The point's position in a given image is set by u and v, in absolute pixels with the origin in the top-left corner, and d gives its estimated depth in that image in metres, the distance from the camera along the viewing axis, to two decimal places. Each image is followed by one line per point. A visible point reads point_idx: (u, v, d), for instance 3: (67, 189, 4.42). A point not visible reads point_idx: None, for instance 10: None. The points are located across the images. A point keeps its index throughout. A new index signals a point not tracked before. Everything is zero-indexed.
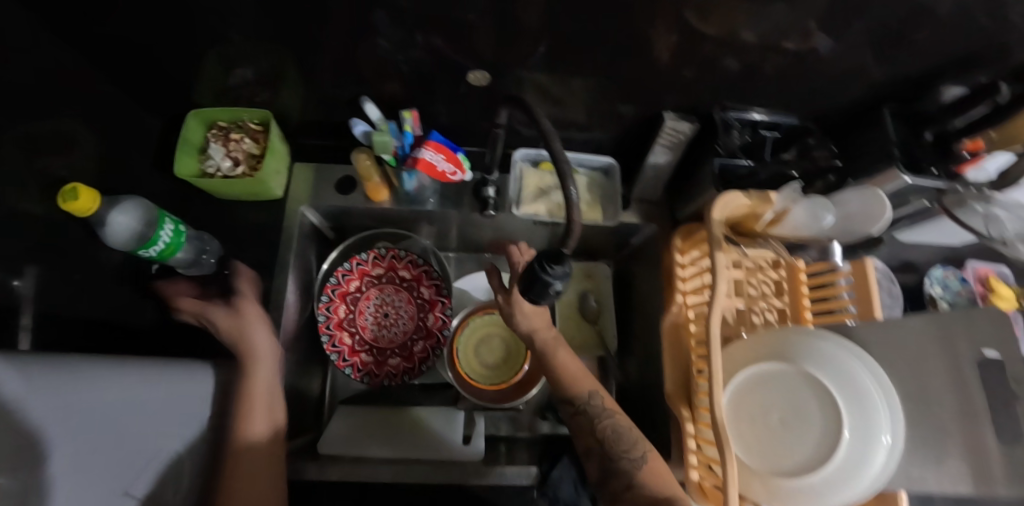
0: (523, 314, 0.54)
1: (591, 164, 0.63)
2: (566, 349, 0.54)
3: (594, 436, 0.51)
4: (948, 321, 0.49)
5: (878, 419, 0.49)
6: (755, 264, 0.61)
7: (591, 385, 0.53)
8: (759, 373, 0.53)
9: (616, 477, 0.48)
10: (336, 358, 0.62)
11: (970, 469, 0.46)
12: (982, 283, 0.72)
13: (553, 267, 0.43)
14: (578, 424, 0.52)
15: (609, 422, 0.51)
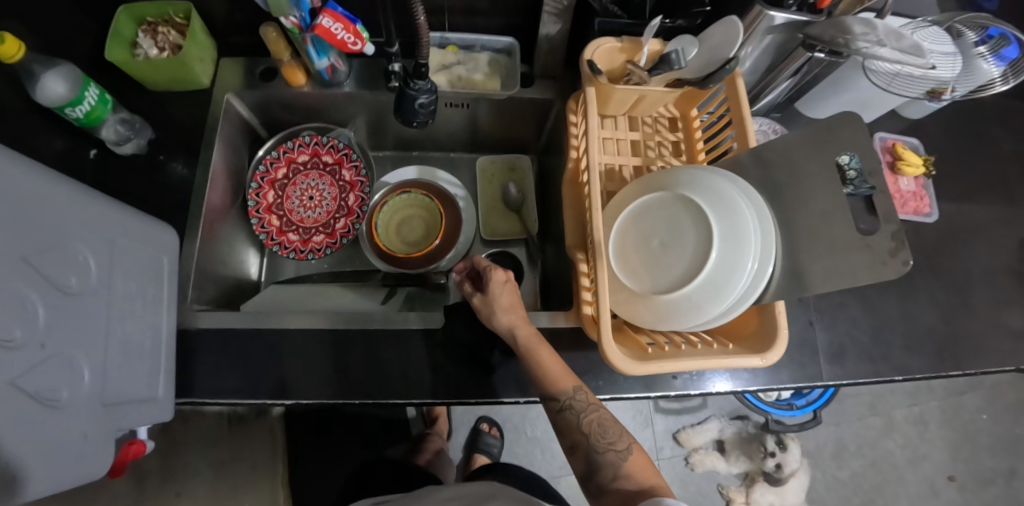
0: (499, 311, 0.52)
1: (494, 46, 0.67)
2: (548, 348, 0.51)
3: (578, 431, 0.50)
4: (819, 134, 0.50)
5: (748, 239, 0.50)
6: (652, 128, 0.65)
7: (574, 380, 0.51)
8: (643, 206, 0.56)
9: (602, 472, 0.49)
10: (264, 238, 0.68)
11: (835, 266, 0.48)
12: (892, 154, 0.78)
13: (417, 82, 0.53)
14: (564, 421, 0.50)
15: (594, 416, 0.50)
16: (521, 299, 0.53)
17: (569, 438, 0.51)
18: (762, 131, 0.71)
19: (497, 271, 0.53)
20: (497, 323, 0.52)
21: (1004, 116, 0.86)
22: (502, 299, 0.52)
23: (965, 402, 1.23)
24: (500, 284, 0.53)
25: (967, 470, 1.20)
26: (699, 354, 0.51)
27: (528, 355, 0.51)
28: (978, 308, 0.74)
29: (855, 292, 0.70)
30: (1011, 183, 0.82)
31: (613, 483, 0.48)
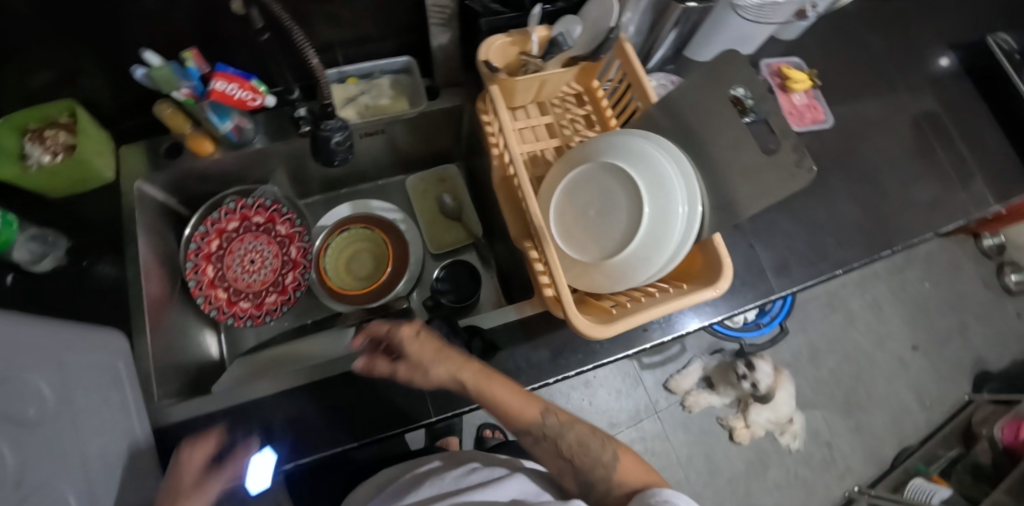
0: (428, 365, 0.51)
1: (392, 69, 0.68)
2: (504, 385, 0.51)
3: (561, 456, 0.53)
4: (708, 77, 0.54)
5: (674, 186, 0.52)
6: (561, 107, 0.68)
7: (541, 403, 0.53)
8: (572, 180, 0.57)
9: (594, 489, 0.52)
10: (216, 314, 0.66)
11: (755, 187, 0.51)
12: (779, 75, 0.82)
13: (328, 122, 0.54)
14: (545, 449, 0.54)
15: (573, 438, 0.53)
16: (443, 344, 0.52)
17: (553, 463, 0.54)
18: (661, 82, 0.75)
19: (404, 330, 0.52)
20: (437, 376, 0.51)
21: (865, 17, 0.95)
22: (424, 354, 0.52)
23: (909, 276, 1.35)
24: (415, 339, 0.52)
25: (926, 336, 1.32)
26: (659, 304, 0.54)
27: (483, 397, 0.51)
28: (887, 192, 0.82)
29: (780, 208, 0.76)
30: (885, 76, 0.91)
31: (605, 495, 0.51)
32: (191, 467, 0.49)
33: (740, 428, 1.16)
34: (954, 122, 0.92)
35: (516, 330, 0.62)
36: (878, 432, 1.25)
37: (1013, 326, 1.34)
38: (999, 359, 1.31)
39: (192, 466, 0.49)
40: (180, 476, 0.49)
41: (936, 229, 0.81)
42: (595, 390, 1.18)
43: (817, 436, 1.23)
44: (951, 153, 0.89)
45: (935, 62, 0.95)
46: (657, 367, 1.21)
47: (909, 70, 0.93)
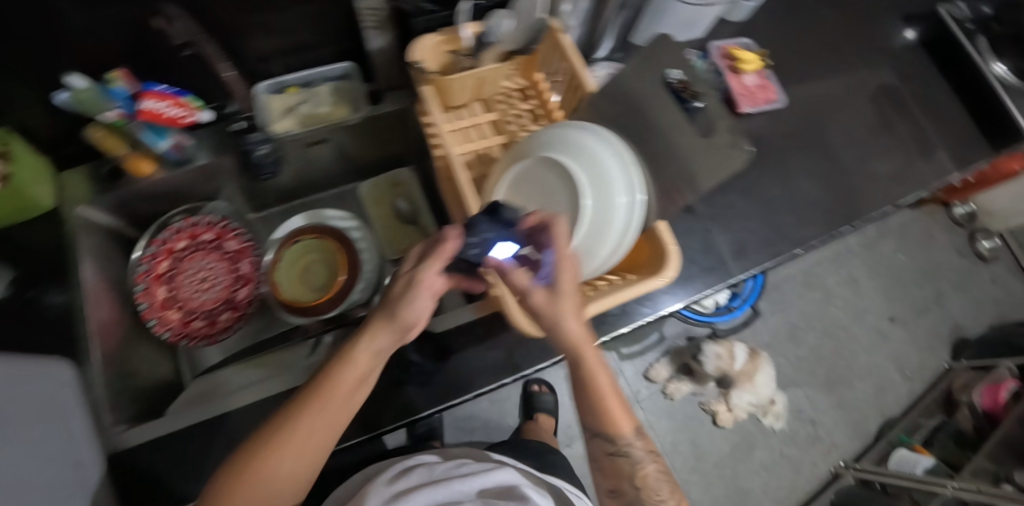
0: (558, 319, 0.44)
1: (334, 75, 0.68)
2: (608, 382, 0.48)
3: (631, 481, 0.51)
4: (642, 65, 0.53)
5: (612, 176, 0.51)
6: (506, 103, 0.67)
7: (631, 424, 0.50)
8: (514, 176, 0.56)
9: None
10: (170, 336, 0.66)
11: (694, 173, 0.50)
12: (728, 57, 0.80)
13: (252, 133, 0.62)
14: (619, 468, 0.51)
15: (651, 469, 0.51)
16: (582, 305, 0.46)
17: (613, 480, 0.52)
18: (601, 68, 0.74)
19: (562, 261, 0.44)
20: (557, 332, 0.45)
21: None
22: (563, 302, 0.44)
23: (883, 249, 1.35)
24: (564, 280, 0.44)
25: (903, 307, 1.32)
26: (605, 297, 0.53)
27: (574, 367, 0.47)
28: (845, 167, 0.81)
29: (736, 190, 0.76)
30: (838, 50, 0.91)
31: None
32: (443, 255, 0.44)
33: (723, 411, 1.17)
34: (909, 93, 0.92)
35: (472, 331, 0.61)
36: (859, 405, 1.26)
37: (987, 291, 1.35)
38: (975, 324, 1.32)
39: (431, 277, 0.43)
40: (418, 273, 0.44)
41: (897, 201, 0.81)
42: None
43: (800, 414, 1.23)
44: (906, 125, 0.89)
45: (886, 34, 0.95)
46: (637, 357, 1.21)
47: (862, 43, 0.93)
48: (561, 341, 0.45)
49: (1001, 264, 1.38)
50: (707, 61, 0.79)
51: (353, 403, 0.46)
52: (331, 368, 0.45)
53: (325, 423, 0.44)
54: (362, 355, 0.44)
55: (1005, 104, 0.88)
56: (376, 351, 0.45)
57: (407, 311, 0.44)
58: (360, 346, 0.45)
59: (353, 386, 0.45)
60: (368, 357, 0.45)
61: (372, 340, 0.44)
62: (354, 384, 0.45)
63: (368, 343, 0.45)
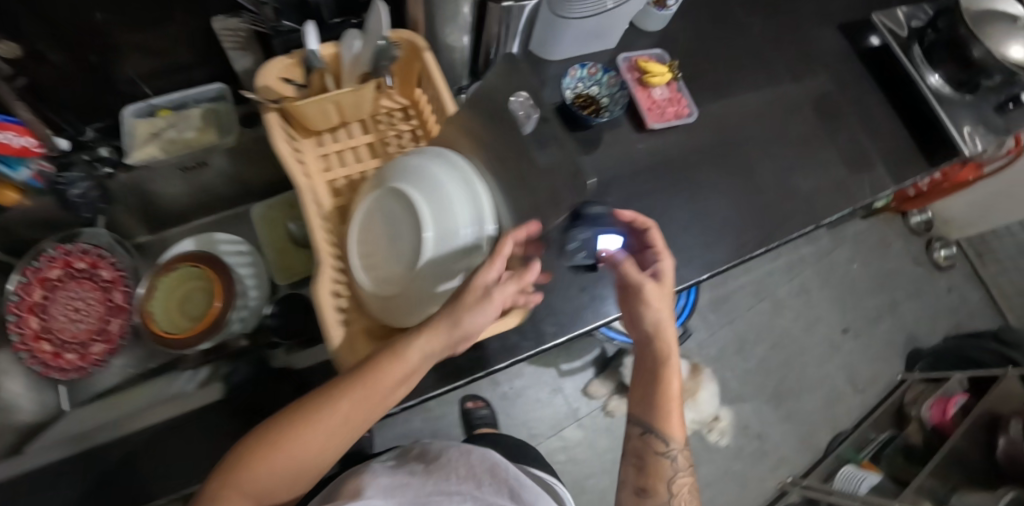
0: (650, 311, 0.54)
1: (207, 97, 0.65)
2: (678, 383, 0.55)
3: (661, 479, 0.54)
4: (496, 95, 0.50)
5: (455, 207, 0.48)
6: (385, 123, 0.64)
7: (682, 437, 0.55)
8: (369, 205, 0.53)
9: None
10: (40, 368, 0.64)
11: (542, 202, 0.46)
12: (637, 69, 0.78)
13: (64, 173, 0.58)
14: (660, 467, 0.54)
15: (683, 481, 0.54)
16: (671, 304, 0.56)
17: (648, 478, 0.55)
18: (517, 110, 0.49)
19: (666, 264, 0.55)
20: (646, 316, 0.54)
21: (742, 2, 0.91)
22: (663, 303, 0.54)
23: (837, 258, 1.32)
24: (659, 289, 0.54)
25: (857, 318, 1.29)
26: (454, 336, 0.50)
27: (659, 360, 0.55)
28: (761, 183, 0.78)
29: (641, 211, 0.73)
30: (763, 61, 0.88)
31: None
32: (502, 258, 0.40)
33: None
34: (838, 103, 0.89)
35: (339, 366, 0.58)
36: (810, 418, 1.23)
37: (942, 300, 1.33)
38: (930, 335, 1.30)
39: (495, 272, 0.39)
40: (480, 277, 0.39)
41: (819, 220, 0.78)
42: (514, 401, 1.15)
43: (747, 430, 1.20)
44: (834, 137, 0.85)
45: (817, 42, 0.92)
46: (577, 373, 1.18)
47: (790, 53, 0.90)
48: (650, 333, 0.55)
49: (958, 273, 1.37)
50: (611, 74, 0.76)
51: (390, 400, 0.41)
52: (379, 359, 0.40)
53: (357, 415, 0.40)
54: (415, 355, 0.39)
55: (938, 116, 0.84)
56: (428, 355, 0.40)
57: (468, 317, 0.39)
58: (415, 343, 0.40)
59: (393, 387, 0.40)
60: (419, 357, 0.40)
61: (428, 341, 0.39)
62: (400, 380, 0.40)
63: (420, 343, 0.40)
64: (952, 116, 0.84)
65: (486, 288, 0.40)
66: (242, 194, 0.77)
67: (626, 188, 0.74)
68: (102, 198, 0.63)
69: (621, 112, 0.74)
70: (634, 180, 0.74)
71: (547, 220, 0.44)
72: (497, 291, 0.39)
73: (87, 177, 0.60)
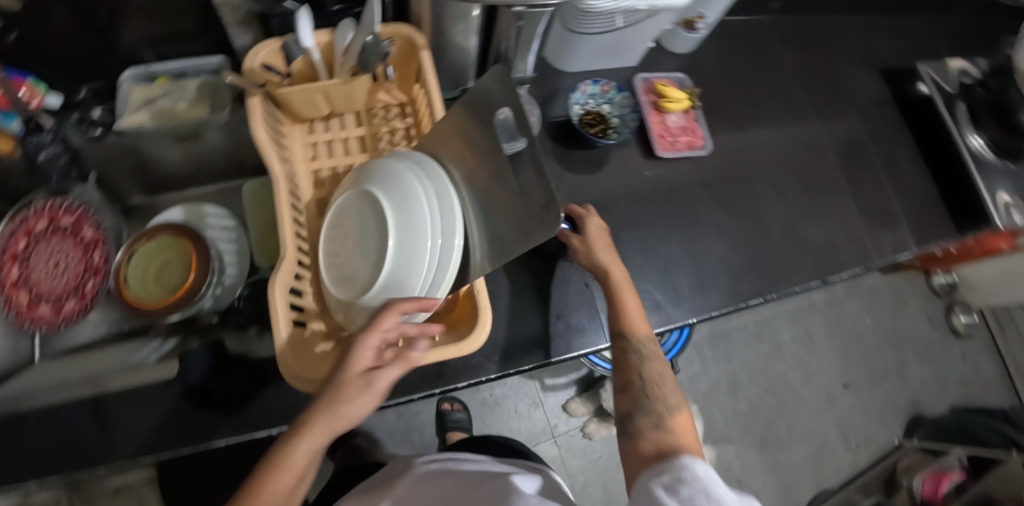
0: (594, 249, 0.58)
1: (207, 69, 0.65)
2: (632, 293, 0.56)
3: (637, 373, 0.53)
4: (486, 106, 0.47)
5: (423, 218, 0.46)
6: (379, 118, 0.62)
7: (646, 331, 0.55)
8: (342, 204, 0.52)
9: (644, 418, 0.50)
10: (11, 318, 0.64)
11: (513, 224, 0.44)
12: (654, 92, 0.74)
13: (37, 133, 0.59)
14: (626, 361, 0.54)
15: (655, 368, 0.53)
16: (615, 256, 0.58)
17: (625, 378, 0.54)
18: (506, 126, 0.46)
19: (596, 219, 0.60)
20: (593, 260, 0.57)
21: (779, 33, 0.87)
22: (600, 240, 0.59)
23: (848, 310, 1.26)
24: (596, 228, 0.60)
25: (860, 374, 1.22)
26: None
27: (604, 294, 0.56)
28: (768, 228, 0.74)
29: (635, 240, 0.69)
30: (792, 97, 0.83)
31: (651, 431, 0.48)
32: (379, 334, 0.40)
33: None
34: (867, 151, 0.83)
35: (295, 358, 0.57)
36: (796, 469, 1.16)
37: (954, 368, 1.26)
38: (936, 403, 1.23)
39: (369, 354, 0.40)
40: (352, 368, 0.40)
41: (826, 274, 0.73)
42: (491, 410, 1.13)
43: (727, 473, 1.14)
44: (857, 188, 0.80)
45: (853, 86, 0.87)
46: (561, 389, 1.15)
47: (822, 92, 0.85)
48: (597, 272, 0.57)
49: (975, 342, 1.30)
50: (625, 94, 0.72)
51: (297, 486, 0.43)
52: (264, 474, 0.40)
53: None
54: (301, 455, 0.40)
55: (972, 180, 0.79)
56: (316, 447, 0.41)
57: (348, 408, 0.40)
58: (301, 444, 0.40)
59: (292, 484, 0.41)
60: (307, 453, 0.41)
61: (307, 441, 0.39)
62: (297, 476, 0.41)
63: (304, 445, 0.40)
64: (987, 181, 0.78)
65: (366, 373, 0.40)
66: (237, 169, 0.76)
67: (624, 214, 0.70)
68: (72, 162, 0.65)
69: (630, 135, 0.71)
70: (633, 208, 0.71)
71: (514, 248, 0.43)
72: (378, 375, 0.40)
73: (57, 140, 0.61)
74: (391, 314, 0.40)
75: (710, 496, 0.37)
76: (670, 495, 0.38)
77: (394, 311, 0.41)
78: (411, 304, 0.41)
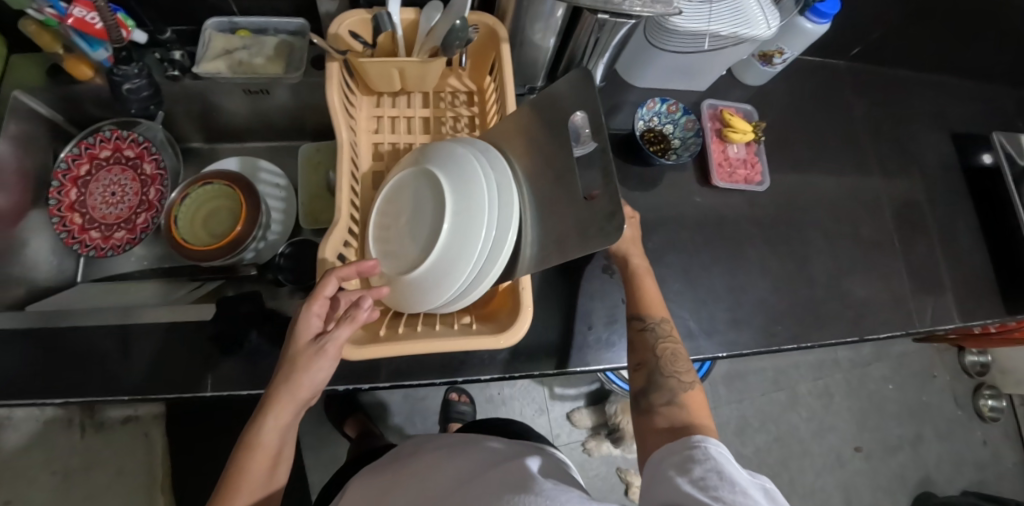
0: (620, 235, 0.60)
1: (287, 29, 0.66)
2: (651, 279, 0.59)
3: (652, 351, 0.54)
4: (562, 110, 0.47)
5: (481, 209, 0.46)
6: (446, 102, 0.63)
7: (662, 313, 0.57)
8: (400, 180, 0.52)
9: (657, 394, 0.51)
10: (63, 236, 0.67)
11: (573, 229, 0.43)
12: (719, 120, 0.74)
13: (122, 66, 0.60)
14: (642, 340, 0.56)
15: (669, 345, 0.55)
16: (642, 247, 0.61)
17: (639, 356, 0.55)
18: (575, 127, 0.52)
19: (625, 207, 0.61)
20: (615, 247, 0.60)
21: (853, 81, 0.85)
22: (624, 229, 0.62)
23: (872, 372, 1.23)
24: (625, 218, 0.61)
25: (873, 440, 1.19)
26: (436, 337, 0.47)
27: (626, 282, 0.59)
28: (813, 276, 0.72)
29: (676, 265, 0.68)
30: (858, 148, 0.81)
31: (664, 406, 0.49)
32: (320, 302, 0.44)
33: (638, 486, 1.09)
34: (925, 215, 0.81)
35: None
36: None
37: (974, 451, 1.21)
38: (947, 483, 1.18)
39: (313, 323, 0.44)
40: (301, 337, 0.44)
41: (867, 332, 0.70)
42: (496, 407, 1.13)
43: None
44: (911, 251, 0.77)
45: (923, 146, 0.85)
46: (568, 399, 1.15)
47: (889, 147, 0.83)
48: (622, 264, 0.60)
49: (1001, 429, 1.24)
50: (691, 117, 0.71)
51: (275, 469, 0.45)
52: (237, 461, 0.43)
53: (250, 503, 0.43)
54: (270, 435, 0.43)
55: None
56: (283, 425, 0.43)
57: (305, 377, 0.42)
58: (267, 423, 0.42)
59: (270, 459, 0.44)
60: (275, 433, 0.43)
61: (275, 417, 0.42)
62: (271, 458, 0.44)
63: (270, 421, 0.42)
64: None
65: (314, 341, 0.44)
66: (296, 130, 0.77)
67: (669, 237, 0.70)
68: (154, 99, 0.65)
69: (689, 159, 0.70)
70: (680, 232, 0.70)
71: (569, 251, 0.43)
72: (326, 338, 0.43)
73: (143, 73, 0.62)
74: (330, 281, 0.44)
75: (723, 475, 0.39)
76: (685, 475, 0.40)
77: (334, 279, 0.45)
78: (347, 270, 0.45)
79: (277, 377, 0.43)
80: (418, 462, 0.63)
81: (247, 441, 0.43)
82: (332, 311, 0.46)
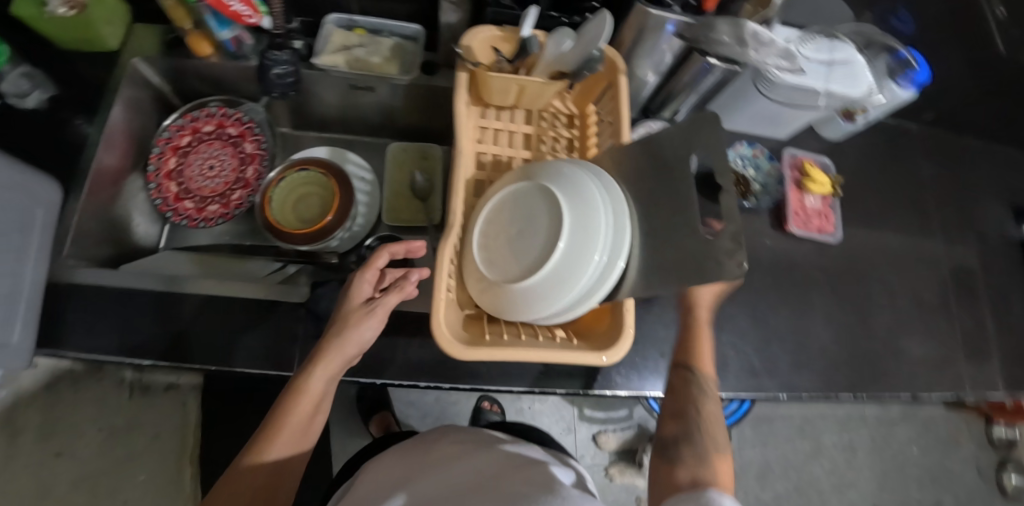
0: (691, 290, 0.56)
1: (402, 33, 0.69)
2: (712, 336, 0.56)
3: (692, 403, 0.52)
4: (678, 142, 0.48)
5: (596, 232, 0.47)
6: (549, 122, 0.65)
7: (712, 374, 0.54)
8: (511, 192, 0.54)
9: (687, 445, 0.49)
10: (160, 203, 0.71)
11: (686, 263, 0.44)
12: (798, 169, 0.76)
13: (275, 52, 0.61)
14: (684, 390, 0.53)
15: (710, 408, 0.52)
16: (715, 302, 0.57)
17: (678, 405, 0.53)
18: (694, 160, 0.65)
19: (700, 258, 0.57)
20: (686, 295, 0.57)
21: (924, 145, 0.87)
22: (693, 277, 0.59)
23: (897, 432, 1.23)
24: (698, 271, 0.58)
25: (893, 501, 1.18)
26: (540, 347, 0.49)
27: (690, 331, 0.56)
28: (873, 331, 0.73)
29: (745, 304, 0.70)
30: (924, 211, 0.83)
31: (690, 458, 0.48)
32: (373, 269, 0.47)
33: None
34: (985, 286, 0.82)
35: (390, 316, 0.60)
36: None
37: None
38: None
39: (366, 289, 0.48)
40: (355, 298, 0.47)
41: (919, 394, 0.71)
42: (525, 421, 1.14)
43: None
44: (970, 318, 0.78)
45: (988, 217, 0.86)
46: (596, 422, 1.15)
47: (954, 214, 0.84)
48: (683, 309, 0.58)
49: None
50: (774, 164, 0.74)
51: (314, 419, 0.47)
52: (283, 407, 0.44)
53: (285, 453, 0.45)
54: (317, 383, 0.45)
55: None
56: (330, 377, 0.46)
57: (355, 332, 0.46)
58: (316, 372, 0.45)
59: (312, 410, 0.46)
60: (322, 383, 0.45)
61: (324, 369, 0.45)
62: (312, 407, 0.46)
63: (319, 372, 0.45)
64: None
65: (366, 303, 0.47)
66: (385, 127, 0.80)
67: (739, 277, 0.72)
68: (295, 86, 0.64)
69: (769, 204, 0.73)
70: (750, 273, 0.72)
71: (682, 286, 0.44)
72: (376, 301, 0.46)
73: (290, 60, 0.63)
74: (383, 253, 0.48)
75: None
76: None
77: (387, 251, 0.48)
78: (399, 246, 0.49)
79: (327, 333, 0.46)
80: (439, 447, 0.61)
81: (293, 391, 0.45)
82: (380, 279, 0.49)
